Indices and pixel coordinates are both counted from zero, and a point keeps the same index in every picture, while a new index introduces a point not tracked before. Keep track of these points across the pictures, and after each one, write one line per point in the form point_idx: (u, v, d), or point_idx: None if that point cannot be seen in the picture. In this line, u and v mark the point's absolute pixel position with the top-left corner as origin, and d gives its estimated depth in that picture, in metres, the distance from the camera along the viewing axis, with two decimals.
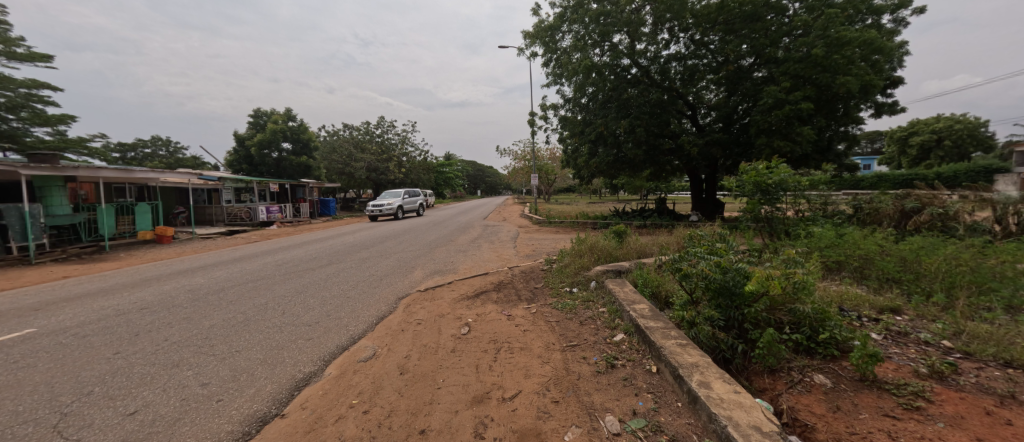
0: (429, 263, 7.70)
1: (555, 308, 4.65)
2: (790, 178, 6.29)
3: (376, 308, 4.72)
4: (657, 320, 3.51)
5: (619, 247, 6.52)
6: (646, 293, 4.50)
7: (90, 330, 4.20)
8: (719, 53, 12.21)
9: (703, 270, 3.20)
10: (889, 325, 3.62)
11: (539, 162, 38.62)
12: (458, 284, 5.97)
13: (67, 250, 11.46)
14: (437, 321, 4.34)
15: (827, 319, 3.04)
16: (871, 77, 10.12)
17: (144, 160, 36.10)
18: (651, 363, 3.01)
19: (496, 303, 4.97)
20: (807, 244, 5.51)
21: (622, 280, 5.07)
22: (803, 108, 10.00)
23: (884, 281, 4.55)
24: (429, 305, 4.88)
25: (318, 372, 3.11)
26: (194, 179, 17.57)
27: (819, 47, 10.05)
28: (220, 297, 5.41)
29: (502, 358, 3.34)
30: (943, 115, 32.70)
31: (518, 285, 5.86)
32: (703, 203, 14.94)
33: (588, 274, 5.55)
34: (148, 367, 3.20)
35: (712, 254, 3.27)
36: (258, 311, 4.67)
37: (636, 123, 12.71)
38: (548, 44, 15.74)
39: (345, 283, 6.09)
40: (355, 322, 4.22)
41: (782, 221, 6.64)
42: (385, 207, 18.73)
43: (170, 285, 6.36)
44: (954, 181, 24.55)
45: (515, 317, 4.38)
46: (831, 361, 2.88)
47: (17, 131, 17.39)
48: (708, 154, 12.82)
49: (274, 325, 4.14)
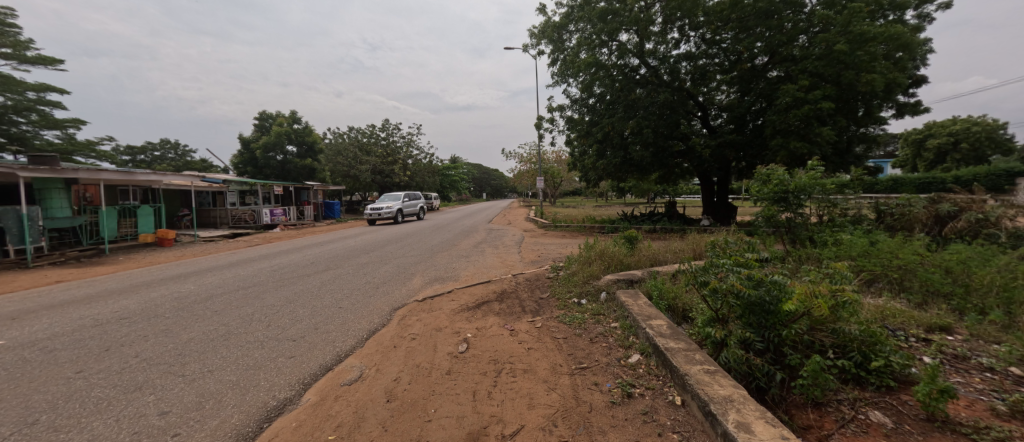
0: (429, 270, 7.34)
1: (562, 322, 4.26)
2: (814, 181, 5.82)
3: (368, 321, 4.36)
4: (677, 340, 3.10)
5: (630, 253, 6.13)
6: (662, 307, 4.11)
7: (60, 343, 3.89)
8: (731, 52, 11.79)
9: (733, 286, 2.78)
10: (943, 347, 3.17)
11: (545, 165, 38.33)
12: (458, 293, 5.60)
13: (65, 253, 11.27)
14: (433, 335, 3.98)
15: (879, 342, 2.62)
16: (895, 75, 9.66)
17: (153, 163, 36.33)
18: (674, 393, 2.62)
19: (498, 316, 4.59)
20: (836, 253, 5.07)
21: (634, 292, 4.65)
22: (823, 107, 9.53)
23: (927, 295, 4.11)
24: (425, 317, 4.51)
25: (295, 398, 2.75)
26: (198, 181, 17.45)
27: (840, 43, 9.58)
28: (206, 306, 5.10)
29: (503, 382, 2.96)
30: (960, 117, 31.87)
31: (522, 295, 5.48)
32: (714, 207, 14.37)
33: (598, 283, 5.16)
34: (108, 390, 2.87)
35: (741, 265, 2.87)
36: (242, 323, 4.34)
37: (646, 125, 12.29)
38: (555, 44, 15.49)
39: (339, 291, 5.75)
40: (344, 337, 3.87)
41: (804, 228, 6.15)
42: (385, 210, 18.35)
43: (158, 292, 6.06)
44: (974, 185, 23.74)
45: (519, 332, 4.02)
46: (886, 394, 2.46)
47: (27, 134, 17.42)
48: (720, 155, 12.35)
49: (255, 340, 3.79)
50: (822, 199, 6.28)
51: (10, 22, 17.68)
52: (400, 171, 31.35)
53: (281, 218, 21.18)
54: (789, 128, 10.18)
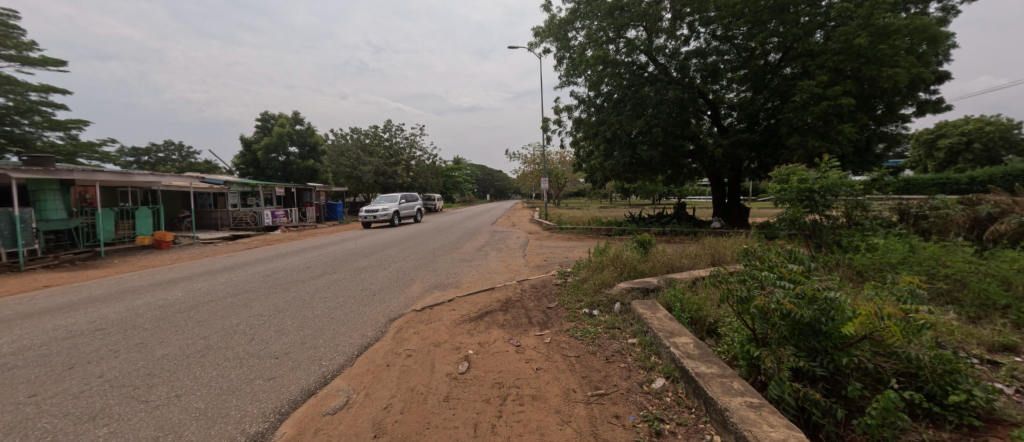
0: (430, 275, 6.97)
1: (573, 337, 3.85)
2: (837, 181, 5.39)
3: (360, 334, 3.99)
4: (709, 365, 2.70)
5: (644, 259, 5.73)
6: (684, 320, 3.76)
7: (21, 359, 3.54)
8: (744, 48, 11.35)
9: (780, 304, 2.38)
10: (1018, 372, 2.72)
11: (550, 166, 38.00)
12: (459, 303, 5.21)
13: (60, 256, 11.01)
14: (431, 352, 3.59)
15: (957, 372, 2.20)
16: (919, 69, 9.22)
17: (157, 165, 36.25)
18: (712, 432, 2.23)
19: (502, 328, 4.21)
20: (869, 262, 4.64)
21: (652, 303, 4.25)
22: (843, 103, 9.05)
23: (982, 307, 3.67)
24: (424, 330, 4.15)
25: (267, 433, 2.37)
26: (199, 182, 17.23)
27: (862, 36, 9.13)
28: (189, 316, 4.75)
29: (509, 413, 2.56)
30: (973, 117, 31.25)
31: (528, 305, 5.08)
32: (725, 208, 13.87)
33: (610, 293, 4.75)
34: (58, 420, 2.51)
35: (789, 280, 2.54)
36: (224, 337, 3.98)
37: (655, 123, 11.87)
38: (560, 41, 15.09)
39: (332, 300, 5.38)
40: (332, 354, 3.49)
41: (832, 232, 5.68)
42: (380, 213, 18.01)
43: (143, 299, 5.71)
44: (989, 186, 23.14)
45: (527, 348, 3.64)
46: (971, 435, 2.05)
47: (28, 135, 17.25)
48: (733, 154, 11.88)
49: (234, 358, 3.43)
50: (847, 200, 5.81)
51: (13, 24, 17.59)
52: (403, 172, 31.14)
53: (283, 220, 20.97)
54: (806, 125, 9.72)
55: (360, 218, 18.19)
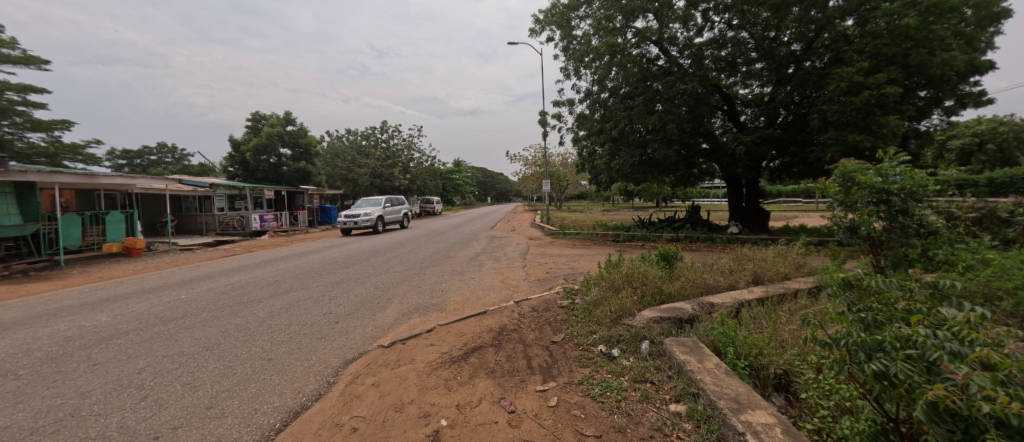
0: (411, 295, 5.86)
1: (589, 396, 2.75)
2: (921, 181, 4.22)
3: (295, 391, 2.89)
4: None
5: (670, 278, 4.66)
6: (743, 372, 2.74)
7: None
8: (766, 35, 10.28)
9: (998, 409, 1.33)
10: None
11: (551, 168, 37.14)
12: (440, 334, 4.14)
13: (11, 266, 9.92)
14: (388, 423, 2.51)
15: None
16: (970, 56, 8.23)
17: (149, 167, 35.17)
18: None
19: (491, 377, 3.12)
20: (965, 285, 3.56)
21: (692, 342, 3.19)
22: (887, 92, 7.96)
23: None
24: (386, 381, 3.08)
25: None
26: (182, 186, 16.24)
27: (910, 16, 8.07)
28: (89, 355, 3.68)
29: None
30: (985, 118, 30.21)
31: (528, 337, 4.00)
32: (742, 213, 12.70)
33: (632, 326, 3.66)
34: None
35: (960, 346, 1.56)
36: (108, 395, 2.89)
37: (668, 119, 10.74)
38: (563, 30, 13.97)
39: (283, 330, 4.29)
40: (241, 430, 2.41)
41: (905, 244, 4.45)
42: (362, 218, 16.74)
43: (55, 326, 4.65)
44: (1011, 189, 21.92)
45: (526, 416, 2.55)
46: None
47: (8, 136, 16.25)
48: (755, 153, 10.74)
49: (98, 436, 2.36)
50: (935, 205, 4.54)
51: None
52: (399, 175, 30.19)
53: (273, 224, 20.04)
54: (843, 119, 8.65)
55: (342, 223, 17.03)
